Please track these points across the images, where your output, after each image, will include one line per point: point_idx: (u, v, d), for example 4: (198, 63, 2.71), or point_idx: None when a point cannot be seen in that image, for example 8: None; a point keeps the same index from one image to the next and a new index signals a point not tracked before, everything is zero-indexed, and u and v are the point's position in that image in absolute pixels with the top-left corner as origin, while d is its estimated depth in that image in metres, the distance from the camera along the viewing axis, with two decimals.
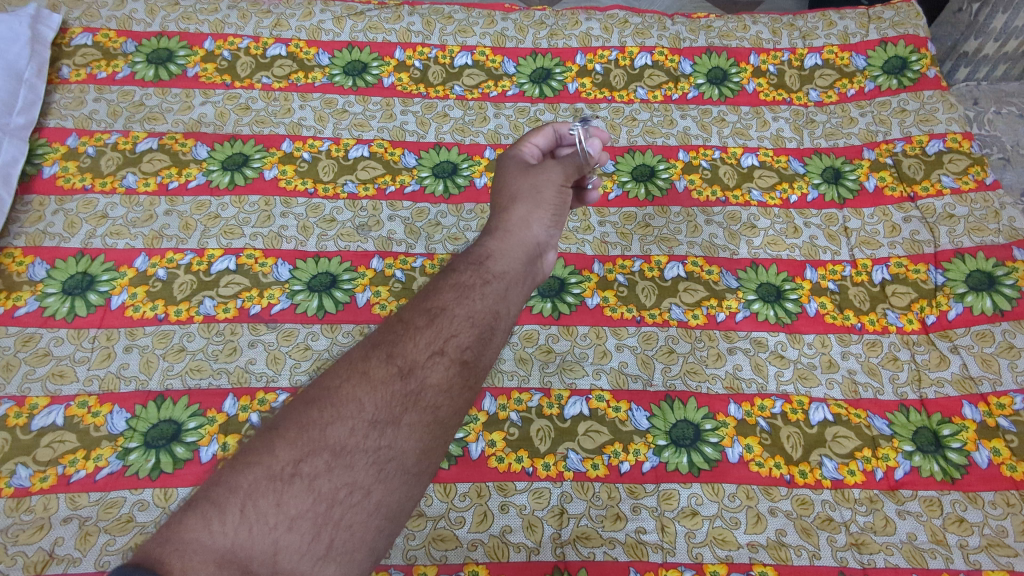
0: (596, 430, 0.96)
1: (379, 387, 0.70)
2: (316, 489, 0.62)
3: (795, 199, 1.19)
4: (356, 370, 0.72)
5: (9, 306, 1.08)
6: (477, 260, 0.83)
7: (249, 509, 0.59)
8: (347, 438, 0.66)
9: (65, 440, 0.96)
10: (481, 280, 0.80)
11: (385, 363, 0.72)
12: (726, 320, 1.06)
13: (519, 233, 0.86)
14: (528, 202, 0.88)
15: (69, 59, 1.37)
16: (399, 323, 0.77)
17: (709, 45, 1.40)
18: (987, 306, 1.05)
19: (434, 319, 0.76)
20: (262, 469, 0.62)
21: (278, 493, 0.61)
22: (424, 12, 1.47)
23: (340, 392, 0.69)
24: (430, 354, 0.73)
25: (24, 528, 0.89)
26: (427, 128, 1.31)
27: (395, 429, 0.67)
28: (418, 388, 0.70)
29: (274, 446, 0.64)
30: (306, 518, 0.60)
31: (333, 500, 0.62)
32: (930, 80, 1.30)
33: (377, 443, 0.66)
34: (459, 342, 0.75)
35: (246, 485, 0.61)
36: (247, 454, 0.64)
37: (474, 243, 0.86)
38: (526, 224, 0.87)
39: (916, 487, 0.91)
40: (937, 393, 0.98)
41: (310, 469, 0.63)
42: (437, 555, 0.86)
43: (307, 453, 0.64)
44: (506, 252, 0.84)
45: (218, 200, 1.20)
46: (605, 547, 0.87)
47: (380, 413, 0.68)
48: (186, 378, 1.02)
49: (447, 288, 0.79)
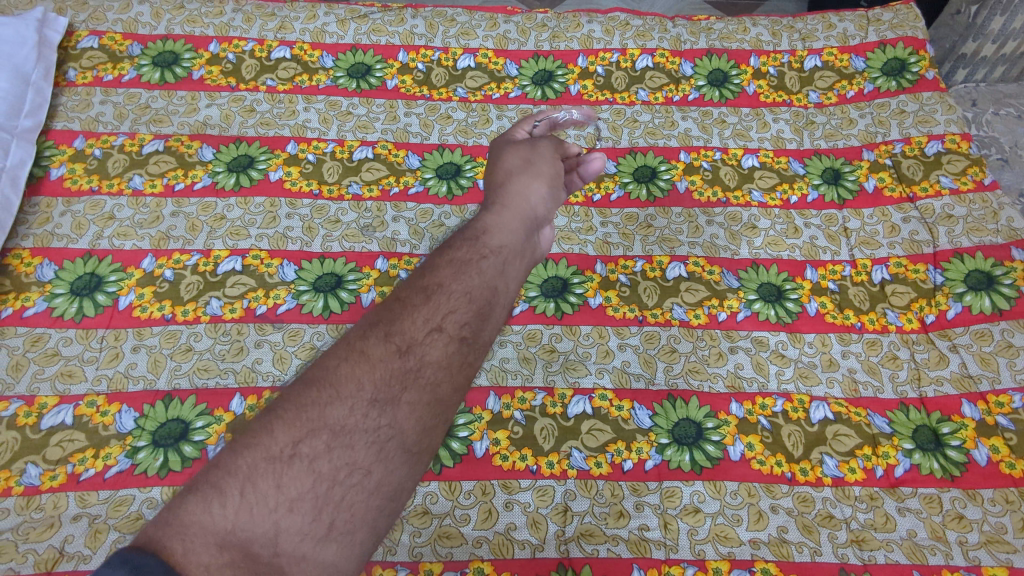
0: (599, 428, 0.97)
1: (378, 365, 0.70)
2: (315, 470, 0.63)
3: (795, 200, 1.20)
4: (355, 349, 0.72)
5: (18, 306, 1.09)
6: (473, 236, 0.84)
7: (249, 491, 0.60)
8: (346, 418, 0.66)
9: (74, 439, 0.97)
10: (478, 256, 0.81)
11: (384, 342, 0.73)
12: (727, 320, 1.07)
13: (516, 205, 0.88)
14: (524, 175, 0.91)
15: (75, 62, 1.39)
16: (396, 302, 0.77)
17: (709, 47, 1.41)
18: (985, 305, 1.06)
19: (431, 296, 0.77)
20: (261, 451, 0.63)
21: (278, 475, 0.61)
22: (427, 14, 1.49)
23: (338, 371, 0.70)
24: (428, 331, 0.74)
25: (35, 526, 0.90)
26: (431, 129, 1.32)
27: (394, 408, 0.68)
28: (417, 366, 0.71)
29: (273, 427, 0.64)
30: (306, 499, 0.61)
31: (333, 479, 0.63)
32: (929, 82, 1.31)
33: (376, 422, 0.67)
34: (457, 319, 0.76)
35: (244, 466, 0.61)
36: (244, 435, 0.64)
37: (471, 220, 0.87)
38: (523, 196, 0.89)
39: (916, 484, 0.92)
40: (936, 391, 0.99)
41: (310, 449, 0.64)
42: (443, 552, 0.87)
43: (306, 433, 0.65)
44: (503, 226, 0.85)
45: (224, 202, 1.22)
46: (608, 544, 0.88)
47: (379, 391, 0.69)
48: (193, 378, 1.03)
49: (444, 265, 0.80)
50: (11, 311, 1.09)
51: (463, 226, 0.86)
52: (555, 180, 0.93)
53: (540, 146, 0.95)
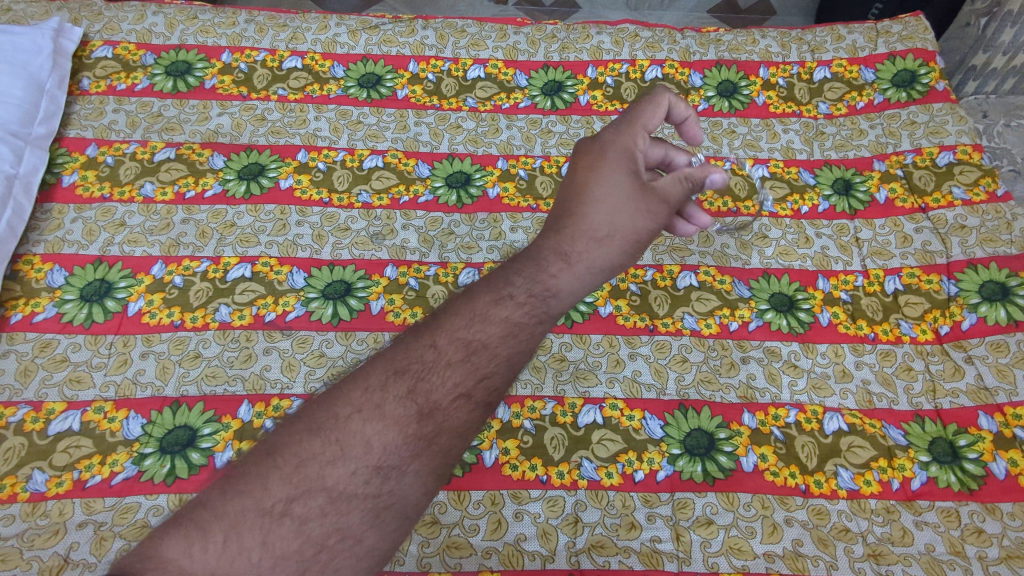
0: (610, 438, 0.96)
1: (394, 427, 0.67)
2: (306, 533, 0.60)
3: (806, 210, 1.20)
4: (371, 402, 0.68)
5: (28, 311, 1.09)
6: (541, 291, 0.76)
7: (233, 541, 0.58)
8: (347, 482, 0.63)
9: (81, 446, 0.97)
10: (536, 318, 0.75)
11: (406, 399, 0.69)
12: (739, 329, 1.06)
13: (603, 266, 0.79)
14: (625, 246, 0.80)
15: (90, 72, 1.40)
16: (429, 351, 0.73)
17: (718, 59, 1.42)
18: (1001, 316, 1.05)
19: (470, 355, 0.72)
20: (252, 500, 0.60)
21: (265, 531, 0.59)
22: (437, 25, 1.50)
23: (350, 426, 0.66)
24: (454, 397, 0.70)
25: (40, 533, 0.89)
26: (440, 139, 1.33)
27: (401, 475, 0.65)
28: (434, 433, 0.68)
29: (268, 477, 0.62)
30: (291, 560, 0.59)
31: (322, 545, 0.60)
32: (939, 93, 1.31)
33: (379, 489, 0.64)
34: (490, 386, 0.72)
35: (231, 513, 0.59)
36: (240, 478, 0.62)
37: (547, 267, 0.77)
38: (611, 268, 0.79)
39: (933, 497, 0.90)
40: (952, 404, 0.98)
41: (303, 509, 0.61)
42: (452, 563, 0.86)
43: (302, 492, 0.62)
44: (578, 295, 0.78)
45: (234, 209, 1.22)
46: (620, 556, 0.87)
47: (387, 457, 0.66)
48: (201, 385, 1.02)
49: (493, 318, 0.74)
50: (20, 316, 1.09)
51: (537, 275, 0.77)
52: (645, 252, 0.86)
53: (628, 199, 0.80)
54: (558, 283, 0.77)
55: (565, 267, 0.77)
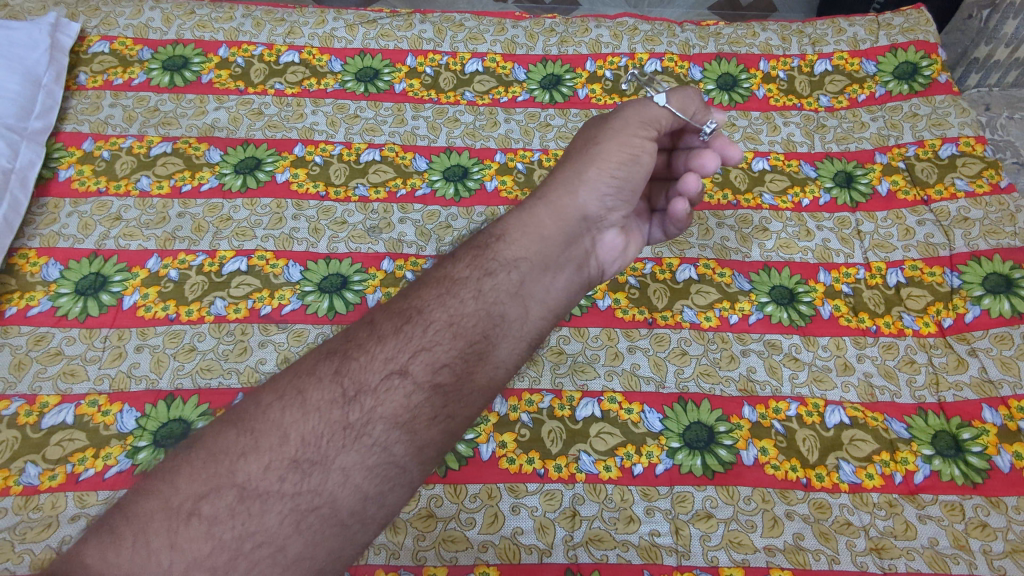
0: (608, 431, 0.95)
1: (314, 414, 0.65)
2: (215, 536, 0.57)
3: (806, 203, 1.19)
4: (294, 388, 0.67)
5: (22, 305, 1.09)
6: (480, 248, 0.80)
7: (142, 544, 0.56)
8: (260, 476, 0.61)
9: (74, 439, 0.96)
10: (476, 276, 0.77)
11: (333, 382, 0.68)
12: (739, 322, 1.05)
13: (561, 193, 0.81)
14: (582, 158, 0.83)
15: (86, 67, 1.39)
16: (365, 329, 0.73)
17: (718, 52, 1.41)
18: (1005, 308, 1.03)
19: (403, 328, 0.72)
20: (160, 499, 0.58)
21: (172, 533, 0.56)
22: (435, 19, 1.49)
23: (268, 415, 0.64)
24: (385, 375, 0.68)
25: (32, 526, 0.88)
26: (438, 133, 1.32)
27: (323, 472, 0.62)
28: (361, 419, 0.66)
29: (178, 475, 0.60)
30: (203, 565, 0.56)
31: (237, 550, 0.57)
32: (942, 85, 1.29)
33: (298, 487, 0.61)
34: (427, 363, 0.70)
35: (141, 514, 0.58)
36: (153, 477, 0.61)
37: (493, 223, 0.83)
38: (577, 177, 0.82)
39: (937, 491, 0.89)
40: (956, 396, 0.97)
41: (211, 509, 0.58)
42: (448, 557, 0.85)
43: (212, 489, 0.59)
44: (528, 232, 0.80)
45: (230, 203, 1.21)
46: (618, 550, 0.86)
47: (306, 450, 0.63)
48: (196, 378, 1.02)
49: (431, 284, 0.77)
50: (15, 309, 1.08)
51: (485, 229, 0.83)
52: (629, 158, 0.82)
53: (589, 128, 0.88)
54: (502, 227, 0.81)
55: (514, 215, 0.82)
